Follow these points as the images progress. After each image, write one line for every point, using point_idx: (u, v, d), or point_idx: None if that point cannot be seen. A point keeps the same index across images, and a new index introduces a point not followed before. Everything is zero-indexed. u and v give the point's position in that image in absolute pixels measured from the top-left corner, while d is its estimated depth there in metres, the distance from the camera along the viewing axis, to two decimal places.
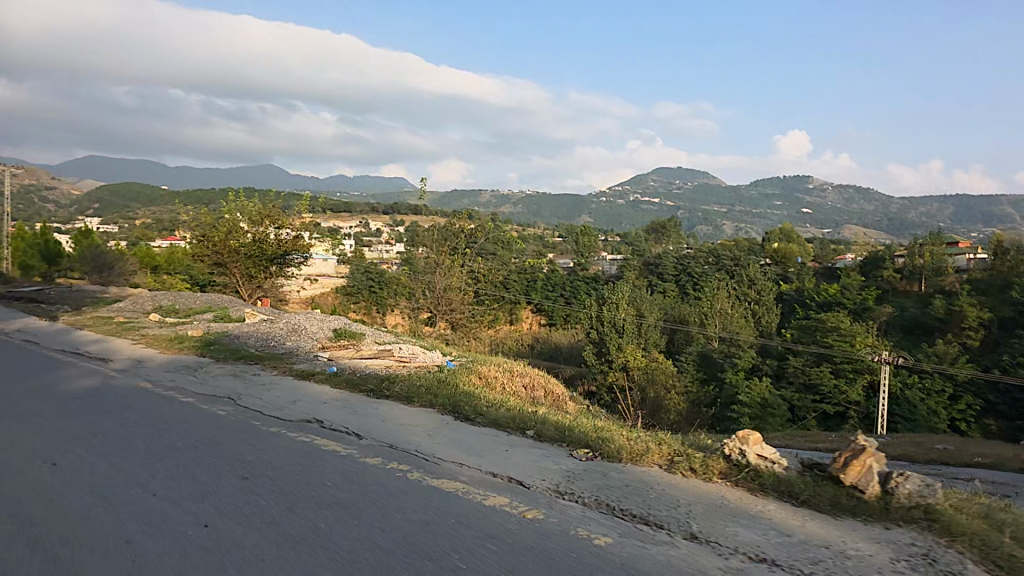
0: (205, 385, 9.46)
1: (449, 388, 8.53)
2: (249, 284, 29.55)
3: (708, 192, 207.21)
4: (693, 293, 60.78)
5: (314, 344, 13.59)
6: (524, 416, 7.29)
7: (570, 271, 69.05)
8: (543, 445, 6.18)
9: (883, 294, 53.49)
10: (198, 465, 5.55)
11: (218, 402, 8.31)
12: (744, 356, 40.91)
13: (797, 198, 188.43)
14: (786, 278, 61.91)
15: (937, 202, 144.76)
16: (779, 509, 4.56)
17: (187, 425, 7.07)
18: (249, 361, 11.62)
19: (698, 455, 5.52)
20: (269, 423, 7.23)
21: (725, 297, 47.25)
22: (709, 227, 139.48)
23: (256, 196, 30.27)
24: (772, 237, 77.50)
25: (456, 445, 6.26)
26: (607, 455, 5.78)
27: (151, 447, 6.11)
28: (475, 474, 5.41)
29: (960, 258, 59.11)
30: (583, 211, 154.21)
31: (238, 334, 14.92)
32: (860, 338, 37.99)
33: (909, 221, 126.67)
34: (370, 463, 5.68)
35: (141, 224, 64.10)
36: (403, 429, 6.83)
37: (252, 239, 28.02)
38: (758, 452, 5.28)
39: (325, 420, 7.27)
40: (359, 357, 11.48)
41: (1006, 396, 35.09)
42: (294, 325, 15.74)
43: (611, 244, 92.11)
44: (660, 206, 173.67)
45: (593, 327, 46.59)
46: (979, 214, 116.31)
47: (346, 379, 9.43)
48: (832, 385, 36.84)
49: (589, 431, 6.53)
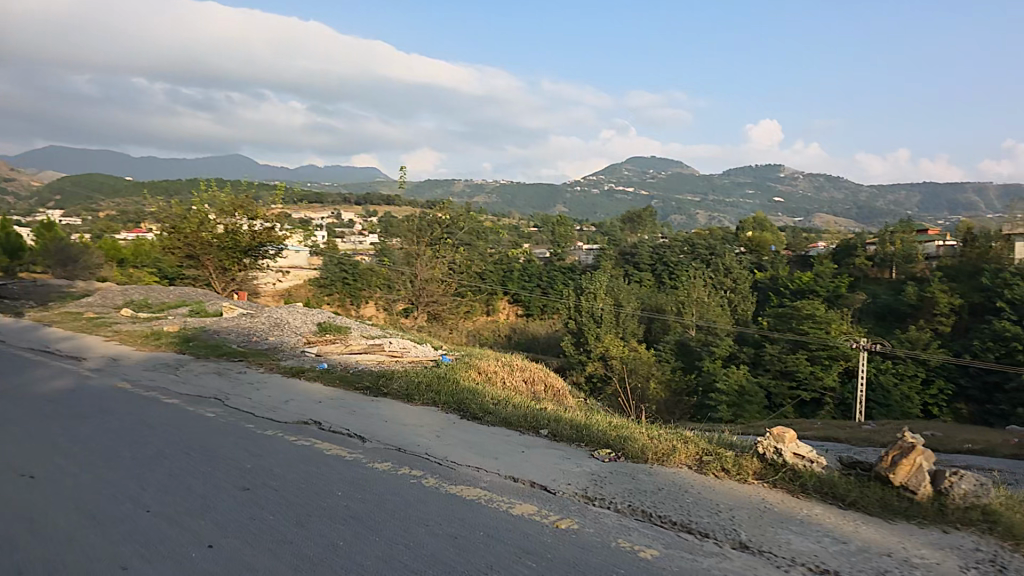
0: (188, 385, 8.95)
1: (449, 386, 8.17)
2: (224, 278, 28.85)
3: (681, 182, 208.59)
4: (668, 282, 61.00)
5: (298, 338, 13.12)
6: (534, 414, 6.97)
7: (547, 261, 68.80)
8: (560, 446, 5.85)
9: (855, 281, 54.14)
10: (193, 476, 5.10)
11: (204, 403, 7.83)
12: (721, 344, 41.11)
13: (769, 187, 190.54)
14: (760, 266, 62.38)
15: (904, 189, 147.18)
16: (827, 513, 4.30)
17: (174, 429, 6.59)
18: (231, 359, 11.11)
19: (729, 455, 5.24)
20: (263, 425, 6.80)
21: (702, 286, 47.48)
22: (683, 216, 140.25)
23: (228, 185, 29.41)
24: (746, 226, 77.97)
25: (467, 446, 5.90)
26: (632, 455, 5.48)
27: (137, 455, 5.64)
28: (495, 479, 5.07)
29: (930, 245, 60.01)
30: (558, 201, 154.28)
31: (217, 329, 14.39)
32: (835, 325, 38.36)
33: (877, 209, 128.51)
34: (380, 469, 5.30)
35: (105, 216, 62.21)
36: (408, 430, 6.46)
37: (226, 231, 27.30)
38: (794, 450, 5.01)
39: (324, 421, 6.87)
40: (347, 353, 11.04)
41: (977, 379, 35.67)
42: (276, 320, 15.20)
43: (587, 234, 92.07)
44: (634, 195, 174.25)
45: (571, 318, 46.69)
46: (945, 203, 118.50)
47: (338, 377, 9.01)
48: (808, 371, 37.09)
49: (607, 430, 6.22)
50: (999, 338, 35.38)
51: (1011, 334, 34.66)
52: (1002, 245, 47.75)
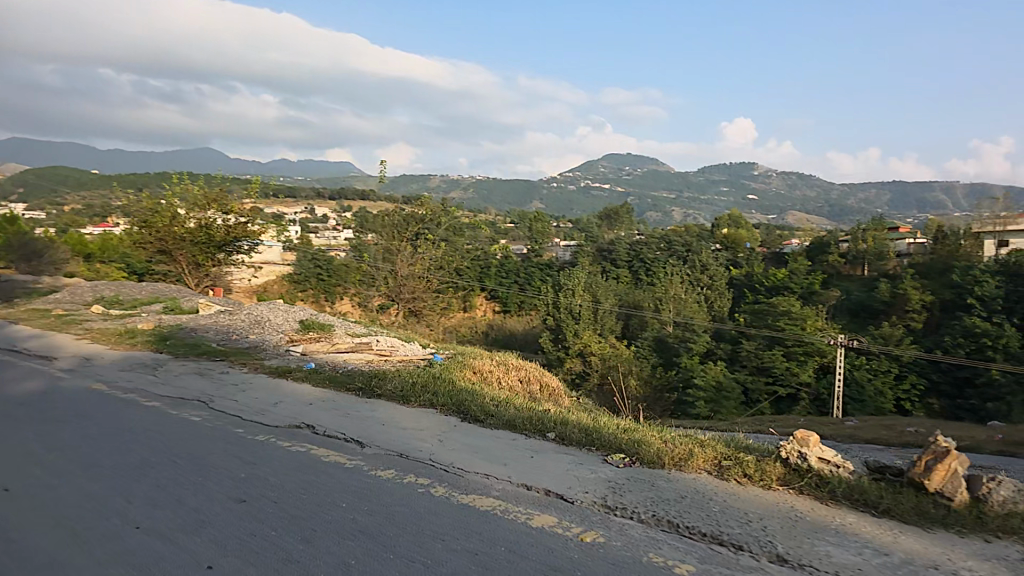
0: (169, 387, 8.51)
1: (446, 387, 7.88)
2: (197, 273, 28.17)
3: (656, 180, 209.73)
4: (645, 279, 61.19)
5: (281, 337, 12.73)
6: (538, 416, 6.72)
7: (524, 258, 68.60)
8: (570, 451, 5.60)
9: (828, 278, 54.82)
10: (183, 486, 4.76)
11: (187, 406, 7.42)
12: (698, 341, 41.24)
13: (742, 185, 192.67)
14: (736, 263, 62.82)
15: (874, 188, 149.64)
16: (862, 522, 4.11)
17: (159, 434, 6.21)
18: (211, 358, 10.66)
19: (750, 460, 5.03)
20: (253, 430, 6.44)
21: (679, 283, 47.65)
22: (658, 214, 141.04)
23: (200, 179, 28.68)
24: (721, 223, 78.51)
25: (472, 451, 5.63)
26: (648, 460, 5.25)
27: (121, 465, 5.25)
28: (508, 487, 4.81)
29: (900, 243, 60.97)
30: (534, 196, 154.20)
31: (195, 327, 13.92)
32: (810, 322, 38.71)
33: (849, 207, 130.45)
34: (384, 479, 4.99)
35: (70, 209, 60.37)
36: (409, 435, 6.17)
37: (198, 225, 26.55)
38: (819, 455, 4.82)
39: (318, 425, 6.54)
40: (334, 352, 10.70)
41: (948, 375, 36.19)
42: (255, 317, 14.72)
43: (564, 230, 92.09)
44: (610, 193, 174.92)
45: (549, 314, 46.58)
46: (914, 201, 120.72)
47: (327, 377, 8.67)
48: (784, 367, 37.37)
49: (617, 433, 5.99)
50: (969, 334, 36.01)
51: (980, 330, 35.28)
52: (971, 242, 48.60)
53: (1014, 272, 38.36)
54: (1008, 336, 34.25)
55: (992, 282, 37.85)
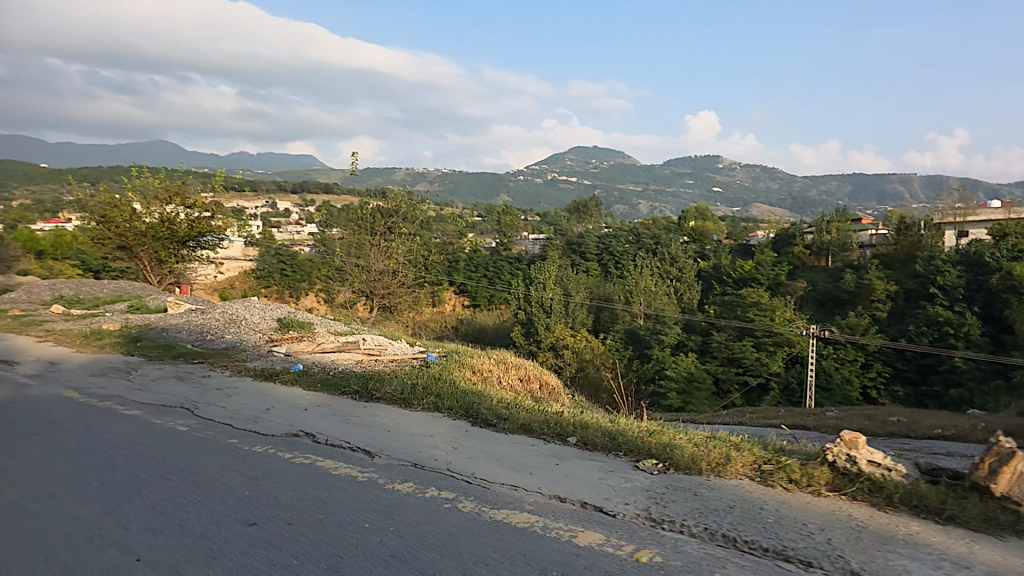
0: (147, 392, 7.94)
1: (450, 388, 7.49)
2: (160, 269, 27.15)
3: (622, 173, 211.12)
4: (615, 272, 61.35)
5: (260, 336, 12.18)
6: (551, 417, 6.39)
7: (492, 252, 68.28)
8: (597, 457, 5.26)
9: (794, 270, 55.66)
10: (184, 509, 4.29)
11: (172, 414, 6.89)
12: (670, 332, 41.39)
13: (707, 178, 195.00)
14: (703, 255, 63.33)
15: (835, 181, 152.57)
16: (931, 531, 3.86)
17: (147, 446, 5.70)
18: (188, 360, 10.07)
19: (792, 463, 4.77)
20: (248, 440, 5.96)
21: (649, 275, 47.78)
22: (625, 207, 141.88)
23: (160, 172, 27.51)
24: (688, 215, 79.18)
25: (491, 460, 5.27)
26: (684, 466, 4.95)
27: (109, 484, 4.74)
28: (541, 500, 4.46)
29: (862, 234, 62.18)
30: (500, 189, 153.84)
31: (167, 327, 13.25)
32: (779, 312, 39.06)
33: (811, 200, 132.83)
34: (403, 493, 4.61)
35: (18, 204, 57.72)
36: (420, 443, 5.78)
37: (160, 219, 25.58)
38: (869, 458, 4.58)
39: (319, 433, 6.13)
40: (320, 351, 10.23)
41: (912, 362, 36.91)
42: (230, 315, 14.08)
43: (532, 223, 91.86)
44: (576, 185, 175.48)
45: (521, 308, 46.36)
46: (874, 193, 123.42)
47: (320, 380, 8.19)
48: (754, 358, 37.74)
49: (642, 435, 5.67)
50: (932, 323, 36.74)
51: (943, 319, 36.02)
52: (932, 233, 49.65)
53: (974, 261, 39.24)
54: (969, 324, 35.03)
55: (954, 271, 38.61)
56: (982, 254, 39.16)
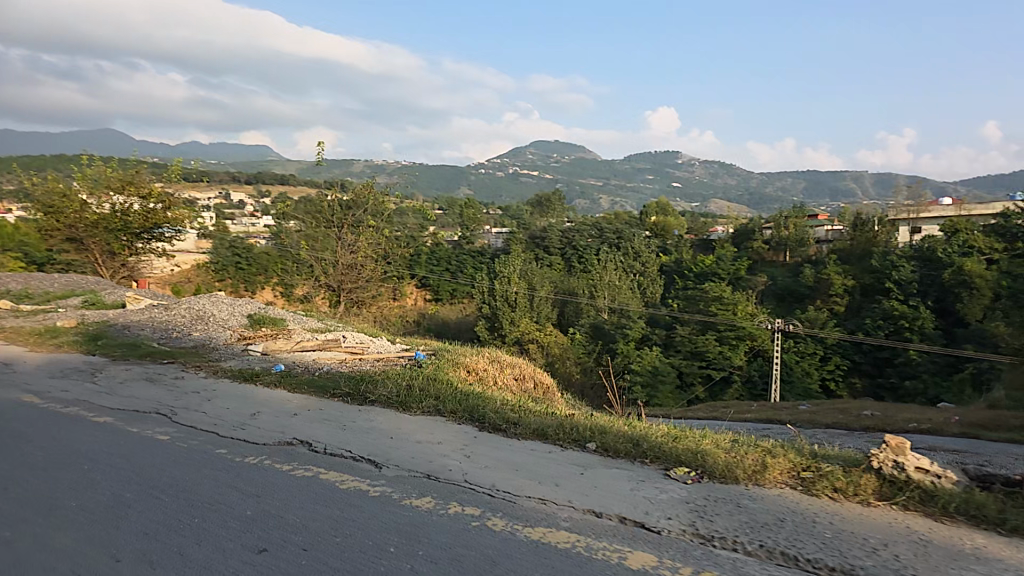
0: (116, 396, 7.32)
1: (449, 389, 7.11)
2: (113, 262, 25.89)
3: (582, 168, 211.86)
4: (578, 266, 61.31)
5: (232, 334, 11.55)
6: (563, 421, 6.04)
7: (455, 245, 67.57)
8: (622, 465, 4.94)
9: (754, 265, 56.48)
10: (180, 534, 3.82)
11: (148, 421, 6.31)
12: (634, 326, 41.50)
13: (666, 174, 197.11)
14: (666, 249, 63.76)
15: (791, 178, 155.52)
16: (999, 544, 3.65)
17: (128, 459, 5.14)
18: (155, 360, 9.41)
19: (833, 470, 4.54)
20: (238, 450, 5.45)
21: (613, 270, 47.80)
22: (586, 202, 142.29)
23: (112, 161, 26.27)
24: (649, 210, 79.72)
25: (511, 471, 4.90)
26: (718, 473, 4.67)
27: (91, 505, 4.23)
28: (575, 516, 4.12)
29: (819, 230, 63.43)
30: (461, 183, 152.76)
31: (129, 324, 12.47)
32: (741, 307, 39.54)
33: (767, 196, 135.31)
34: (424, 511, 4.22)
35: None
36: (428, 450, 5.40)
37: (112, 210, 24.43)
38: (915, 464, 4.38)
39: (316, 441, 5.67)
40: (300, 350, 9.72)
41: (869, 355, 37.75)
42: (196, 311, 13.36)
43: (495, 216, 91.28)
44: (538, 179, 175.49)
45: (485, 302, 45.81)
46: (828, 191, 126.25)
47: (307, 381, 7.71)
48: (717, 351, 38.11)
49: (664, 440, 5.36)
50: (888, 317, 37.58)
51: (898, 313, 36.86)
52: (887, 229, 50.87)
53: (928, 257, 40.22)
54: (923, 318, 35.91)
55: (908, 267, 39.51)
56: (935, 250, 40.29)
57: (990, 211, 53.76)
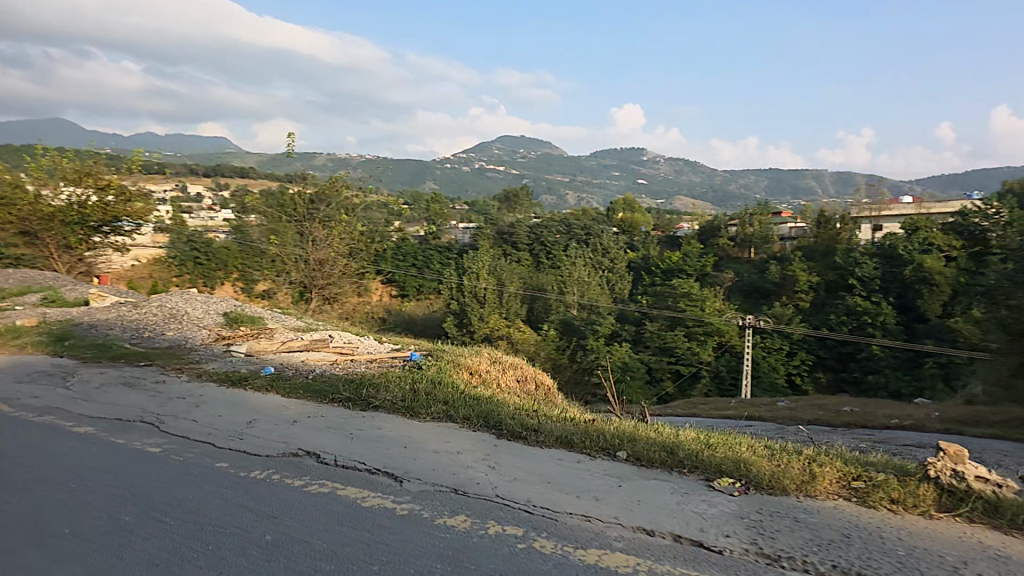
0: (93, 403, 6.76)
1: (456, 393, 6.78)
2: (69, 257, 24.64)
3: (548, 164, 212.01)
4: (546, 263, 61.11)
5: (209, 334, 11.00)
6: (585, 428, 5.75)
7: (421, 240, 66.68)
8: (660, 476, 4.65)
9: (720, 261, 57.03)
10: (191, 568, 3.38)
11: (134, 432, 5.79)
12: (604, 323, 41.51)
13: (631, 171, 198.98)
14: (633, 245, 63.95)
15: (754, 177, 157.84)
16: None
17: (120, 475, 4.65)
18: (131, 362, 8.81)
19: (888, 480, 4.32)
20: (241, 463, 5.02)
21: (583, 266, 47.64)
22: (552, 198, 142.14)
23: (68, 151, 25.05)
24: (616, 207, 79.98)
25: (543, 485, 4.59)
26: (764, 484, 4.41)
27: (86, 531, 3.78)
28: (627, 535, 3.82)
29: (782, 227, 64.29)
30: (427, 177, 151.38)
31: (94, 323, 11.77)
32: (709, 303, 39.78)
33: (731, 194, 137.15)
34: (459, 531, 3.87)
35: None
36: (448, 461, 5.05)
37: (69, 203, 23.29)
38: (975, 473, 4.19)
39: (324, 452, 5.28)
40: (287, 351, 9.26)
41: (833, 351, 38.35)
42: (168, 309, 12.72)
43: (462, 211, 90.49)
44: (503, 175, 174.82)
45: (453, 298, 45.22)
46: (789, 189, 128.43)
47: (301, 386, 7.27)
48: (685, 347, 38.31)
49: (700, 447, 5.08)
50: (852, 313, 38.22)
51: (862, 309, 37.49)
52: (849, 227, 51.77)
53: (890, 253, 40.95)
54: (885, 314, 36.57)
55: (870, 264, 40.16)
56: (896, 247, 40.74)
57: (946, 210, 55.20)
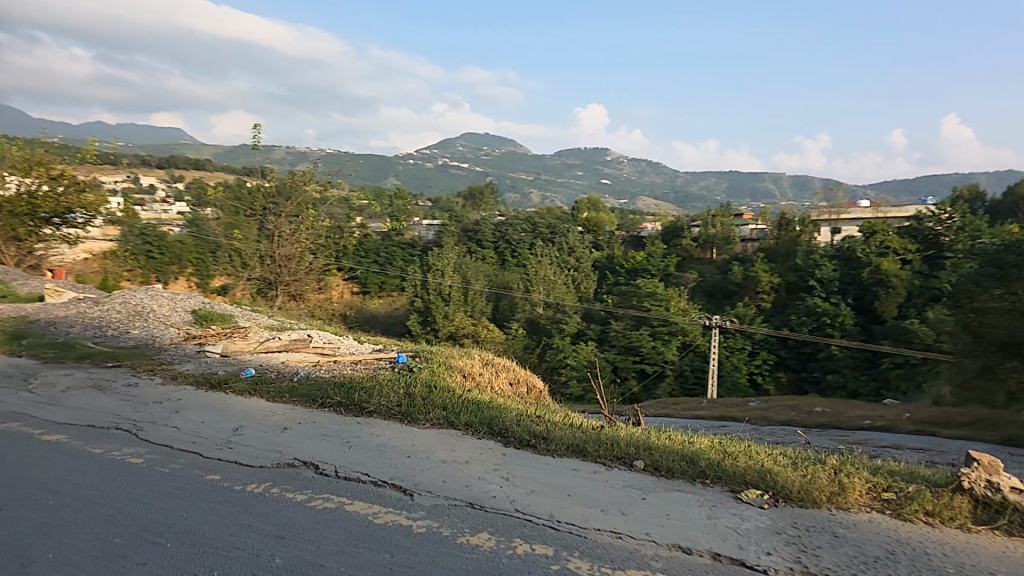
0: (62, 408, 6.28)
1: (455, 397, 6.49)
2: (17, 250, 23.30)
3: (512, 163, 211.87)
4: (511, 261, 60.84)
5: (179, 333, 10.48)
6: (596, 435, 5.53)
7: (384, 236, 65.68)
8: (682, 489, 4.45)
9: (683, 262, 57.64)
10: None
11: (110, 440, 5.35)
12: (570, 322, 41.61)
13: (594, 171, 200.45)
14: (597, 245, 64.14)
15: (715, 179, 160.24)
16: None
17: (104, 492, 4.25)
18: (98, 363, 8.26)
19: (921, 491, 4.19)
20: (233, 476, 4.65)
21: (548, 265, 47.49)
22: (517, 197, 141.97)
23: (16, 139, 23.78)
24: (580, 207, 80.23)
25: (564, 498, 4.35)
26: (795, 496, 4.24)
27: (70, 557, 3.39)
28: (665, 555, 3.60)
29: (743, 228, 65.23)
30: (389, 173, 149.64)
31: (53, 320, 11.12)
32: (674, 302, 40.04)
33: (692, 195, 139.01)
34: (483, 552, 3.59)
35: None
36: (458, 472, 4.77)
37: (19, 193, 22.10)
38: (1010, 484, 4.09)
39: (322, 462, 4.95)
40: (265, 352, 8.85)
41: (794, 350, 38.98)
42: (132, 306, 12.06)
43: (425, 208, 89.57)
44: (466, 172, 173.89)
45: (417, 295, 44.57)
46: (749, 192, 130.62)
47: (287, 389, 6.90)
48: (650, 346, 38.38)
49: (720, 457, 4.90)
50: (812, 313, 38.91)
51: (821, 310, 38.16)
52: (808, 229, 52.76)
53: (848, 256, 41.78)
54: (844, 315, 37.31)
55: (829, 266, 40.86)
56: (854, 249, 41.49)
57: (902, 215, 56.67)
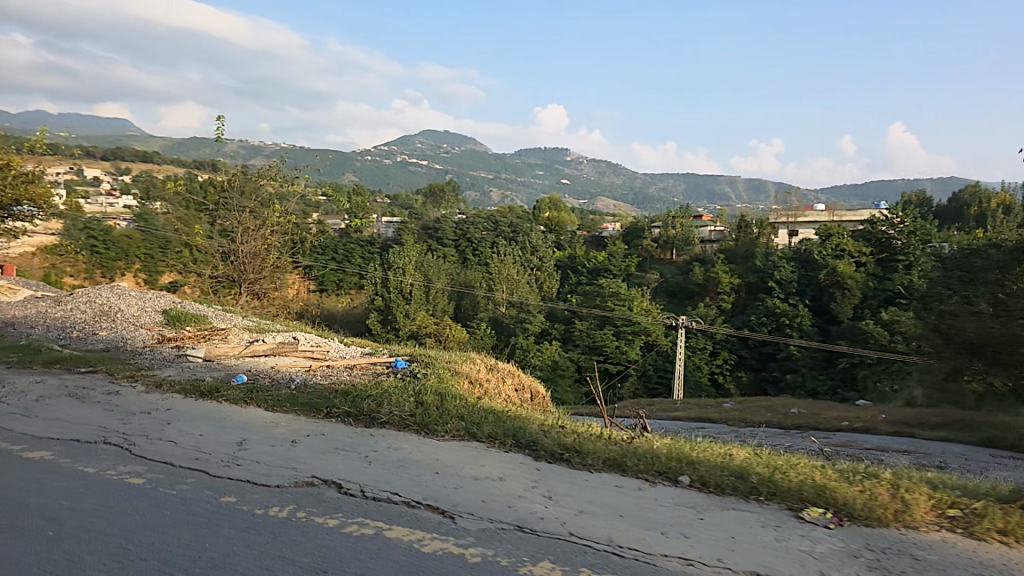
0: (40, 419, 5.71)
1: (469, 406, 6.16)
2: None
3: (471, 161, 210.83)
4: (472, 260, 60.28)
5: (152, 335, 9.84)
6: (631, 447, 5.25)
7: (342, 233, 64.33)
8: (740, 507, 4.20)
9: (643, 262, 58.10)
10: None
11: (101, 457, 4.84)
12: (534, 321, 41.48)
13: (552, 170, 201.03)
14: (559, 245, 64.03)
15: (673, 181, 162.25)
16: None
17: (109, 519, 3.77)
18: (69, 369, 7.63)
19: (991, 510, 4.05)
20: (252, 497, 4.22)
21: (512, 264, 47.17)
22: (475, 195, 141.00)
23: None
24: (542, 207, 80.16)
25: (621, 519, 4.04)
26: (860, 515, 4.05)
27: None
28: None
29: (702, 229, 66.07)
30: (345, 169, 147.04)
31: (9, 320, 10.32)
32: (637, 302, 40.25)
33: (650, 198, 140.57)
34: None
35: None
36: (495, 490, 4.44)
37: None
38: None
39: (346, 481, 4.55)
40: (250, 356, 8.35)
41: (754, 350, 39.63)
42: (98, 305, 11.36)
43: (384, 205, 88.32)
44: (425, 170, 172.31)
45: (378, 294, 43.73)
46: (705, 194, 132.60)
47: (285, 398, 6.43)
48: (614, 346, 38.43)
49: (771, 472, 4.67)
50: (771, 314, 39.56)
51: (780, 311, 38.80)
52: (766, 232, 53.65)
53: (806, 258, 42.63)
54: (802, 315, 38.03)
55: (788, 267, 41.58)
56: (811, 251, 42.36)
57: (856, 219, 58.00)
